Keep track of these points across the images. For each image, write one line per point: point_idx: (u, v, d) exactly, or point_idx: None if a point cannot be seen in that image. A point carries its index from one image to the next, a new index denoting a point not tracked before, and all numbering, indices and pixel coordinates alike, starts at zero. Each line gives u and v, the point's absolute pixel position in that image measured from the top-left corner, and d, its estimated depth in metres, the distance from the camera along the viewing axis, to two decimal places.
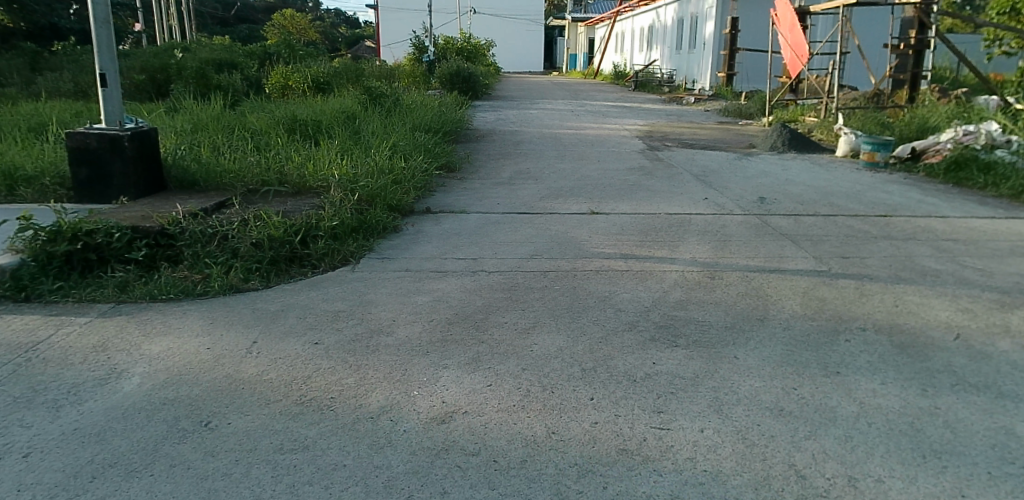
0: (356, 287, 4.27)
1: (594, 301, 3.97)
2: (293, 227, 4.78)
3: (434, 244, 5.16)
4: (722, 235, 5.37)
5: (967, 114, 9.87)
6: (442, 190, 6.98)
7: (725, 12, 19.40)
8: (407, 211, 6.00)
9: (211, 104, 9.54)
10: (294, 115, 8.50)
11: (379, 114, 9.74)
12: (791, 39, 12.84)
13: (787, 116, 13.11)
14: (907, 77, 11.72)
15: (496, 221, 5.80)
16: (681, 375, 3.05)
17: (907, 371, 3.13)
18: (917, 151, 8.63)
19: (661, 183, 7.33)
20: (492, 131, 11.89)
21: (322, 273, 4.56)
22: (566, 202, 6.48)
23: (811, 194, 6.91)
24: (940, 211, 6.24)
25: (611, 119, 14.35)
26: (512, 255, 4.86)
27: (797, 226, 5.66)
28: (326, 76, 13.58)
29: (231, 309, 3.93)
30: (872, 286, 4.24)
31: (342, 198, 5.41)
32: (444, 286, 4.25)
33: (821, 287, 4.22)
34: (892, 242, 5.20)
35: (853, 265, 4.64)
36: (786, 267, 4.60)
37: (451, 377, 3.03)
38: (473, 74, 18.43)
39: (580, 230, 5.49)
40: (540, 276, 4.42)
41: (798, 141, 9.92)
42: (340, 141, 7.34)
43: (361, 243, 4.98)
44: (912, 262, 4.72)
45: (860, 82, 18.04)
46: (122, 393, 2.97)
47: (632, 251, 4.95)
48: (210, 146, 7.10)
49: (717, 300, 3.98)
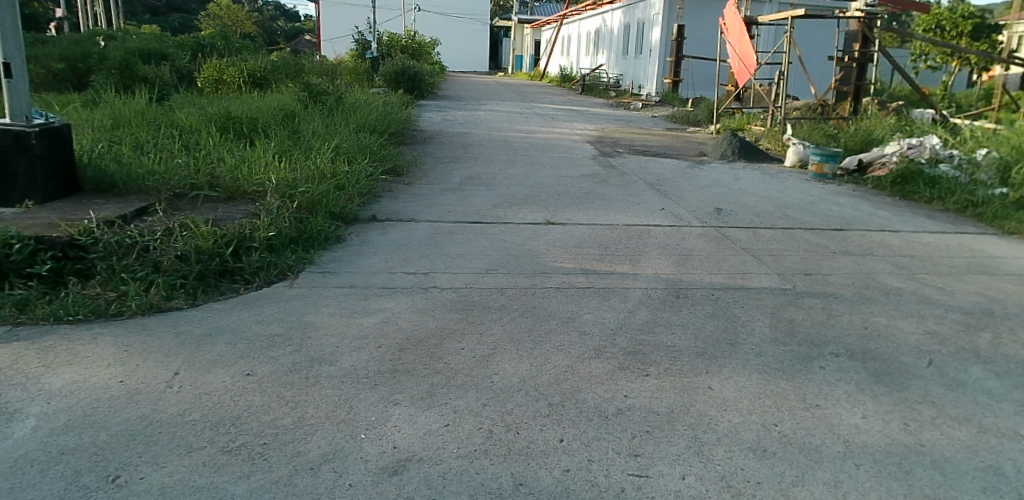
0: (295, 306, 3.87)
1: (556, 323, 3.70)
2: (224, 237, 4.35)
3: (381, 256, 4.80)
4: (682, 249, 5.19)
5: (908, 127, 10.12)
6: (390, 196, 6.62)
7: (671, 18, 19.54)
8: (351, 218, 5.62)
9: (136, 98, 8.86)
10: (228, 112, 7.96)
11: (320, 113, 9.26)
12: (739, 49, 12.95)
13: (733, 124, 13.24)
14: (850, 89, 12.07)
15: (448, 231, 5.49)
16: (656, 410, 2.81)
17: (887, 402, 2.97)
18: (863, 164, 8.79)
19: (616, 192, 7.16)
20: (440, 133, 11.51)
21: (257, 289, 4.14)
22: (521, 211, 6.21)
23: (766, 206, 6.86)
24: (892, 226, 6.28)
25: (561, 122, 14.20)
26: (467, 270, 4.56)
27: (756, 239, 5.55)
28: (263, 71, 12.92)
29: (150, 333, 3.47)
30: (839, 306, 4.13)
31: (279, 206, 4.98)
32: (393, 305, 3.90)
33: (788, 307, 4.07)
34: (851, 258, 5.15)
35: (816, 283, 4.54)
36: (750, 285, 4.45)
37: (402, 415, 2.69)
38: (418, 73, 17.98)
39: (537, 242, 5.24)
40: (497, 294, 4.12)
41: (747, 150, 9.96)
42: (279, 141, 6.89)
43: (300, 256, 4.57)
44: (873, 280, 4.65)
45: (803, 94, 18.54)
46: (12, 441, 2.52)
47: (592, 266, 4.72)
48: (133, 144, 6.53)
49: (684, 322, 3.77)
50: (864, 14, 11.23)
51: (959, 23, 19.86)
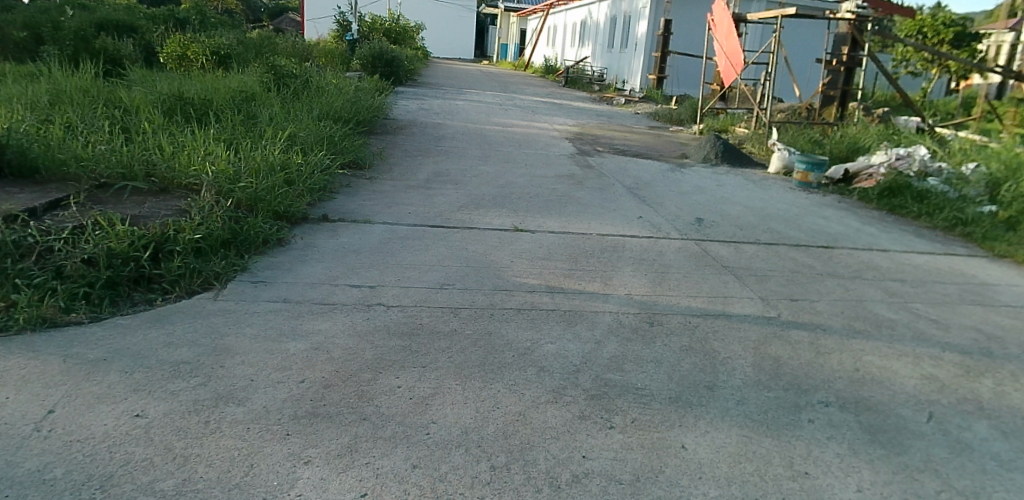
0: (215, 323, 3.36)
1: (511, 354, 3.24)
2: (142, 239, 3.81)
3: (325, 264, 4.30)
4: (659, 265, 4.78)
5: (896, 137, 9.85)
6: (346, 192, 6.12)
7: (658, 13, 19.12)
8: (298, 218, 5.10)
9: (83, 72, 8.20)
10: (180, 91, 7.36)
11: (283, 97, 8.69)
12: (726, 47, 12.52)
13: (716, 125, 12.89)
14: (837, 93, 11.75)
15: (404, 235, 5.01)
16: (619, 478, 2.37)
17: (885, 471, 2.57)
18: (850, 174, 8.46)
19: (592, 196, 6.72)
20: (414, 123, 10.96)
21: (175, 300, 3.61)
22: (487, 215, 5.74)
23: (749, 217, 6.46)
24: (881, 244, 5.93)
25: (541, 116, 13.71)
26: (419, 284, 4.08)
27: (739, 256, 5.14)
28: (229, 49, 12.25)
29: (32, 354, 2.93)
30: (828, 341, 3.73)
31: (213, 203, 4.45)
32: (328, 327, 3.41)
33: (773, 342, 3.65)
34: (840, 281, 4.77)
35: (802, 311, 4.15)
36: (731, 312, 4.03)
37: (311, 481, 2.22)
38: (396, 58, 17.35)
39: (501, 252, 4.78)
40: (449, 316, 3.65)
41: (730, 154, 9.57)
42: (229, 127, 6.34)
43: (231, 261, 4.05)
44: (865, 310, 4.27)
45: (788, 96, 18.38)
46: None
47: (558, 283, 4.27)
48: (67, 121, 5.89)
49: (658, 358, 3.33)
50: (856, 16, 10.88)
51: (940, 31, 20.25)
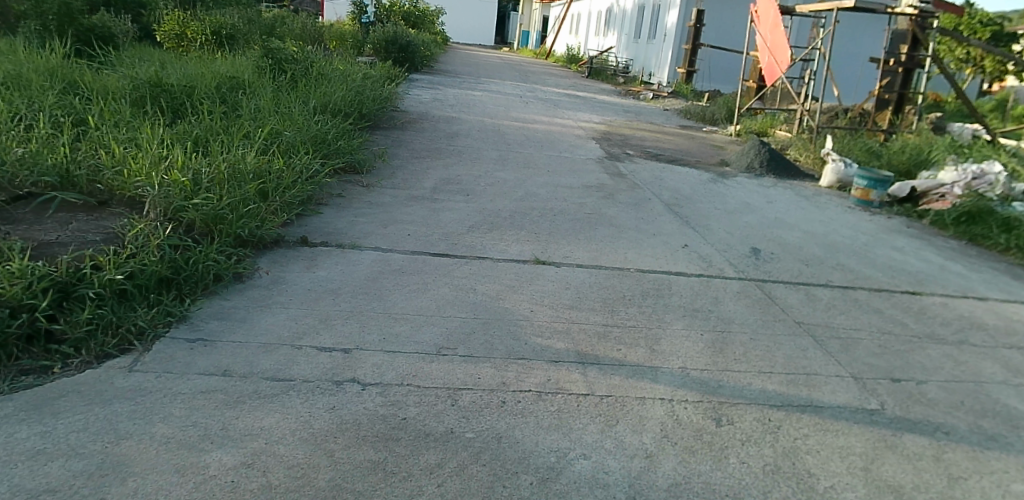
0: (117, 413, 2.43)
1: (529, 482, 2.26)
2: (42, 280, 2.89)
3: (291, 313, 3.35)
4: (716, 319, 3.80)
5: (966, 150, 8.74)
6: (335, 205, 5.17)
7: (691, 2, 17.89)
8: (269, 241, 4.17)
9: (55, 52, 7.28)
10: (156, 76, 6.44)
11: (278, 86, 7.75)
12: (770, 41, 11.38)
13: (754, 127, 11.80)
14: (892, 97, 10.63)
15: (398, 268, 4.05)
16: None
17: None
18: (917, 192, 7.40)
19: (626, 214, 5.73)
20: (425, 116, 9.99)
21: (76, 369, 2.71)
22: (502, 240, 4.77)
23: (813, 247, 5.43)
24: (976, 290, 4.90)
25: (565, 111, 12.67)
26: (409, 347, 3.11)
27: (812, 307, 4.15)
28: (232, 29, 11.31)
29: None
30: (963, 458, 2.73)
31: (153, 227, 3.54)
32: (277, 422, 2.46)
33: (887, 458, 2.66)
34: (946, 350, 3.77)
35: (913, 400, 3.15)
36: (820, 401, 3.04)
37: None
38: (412, 43, 16.31)
39: (518, 296, 3.81)
40: (445, 405, 2.68)
41: (777, 163, 8.50)
42: (203, 121, 5.43)
43: (164, 310, 3.14)
44: (991, 398, 3.26)
45: (828, 98, 17.29)
46: None
47: (591, 348, 3.29)
48: (9, 111, 4.99)
49: (735, 489, 2.35)
50: (918, 11, 9.70)
51: (976, 29, 19.45)
